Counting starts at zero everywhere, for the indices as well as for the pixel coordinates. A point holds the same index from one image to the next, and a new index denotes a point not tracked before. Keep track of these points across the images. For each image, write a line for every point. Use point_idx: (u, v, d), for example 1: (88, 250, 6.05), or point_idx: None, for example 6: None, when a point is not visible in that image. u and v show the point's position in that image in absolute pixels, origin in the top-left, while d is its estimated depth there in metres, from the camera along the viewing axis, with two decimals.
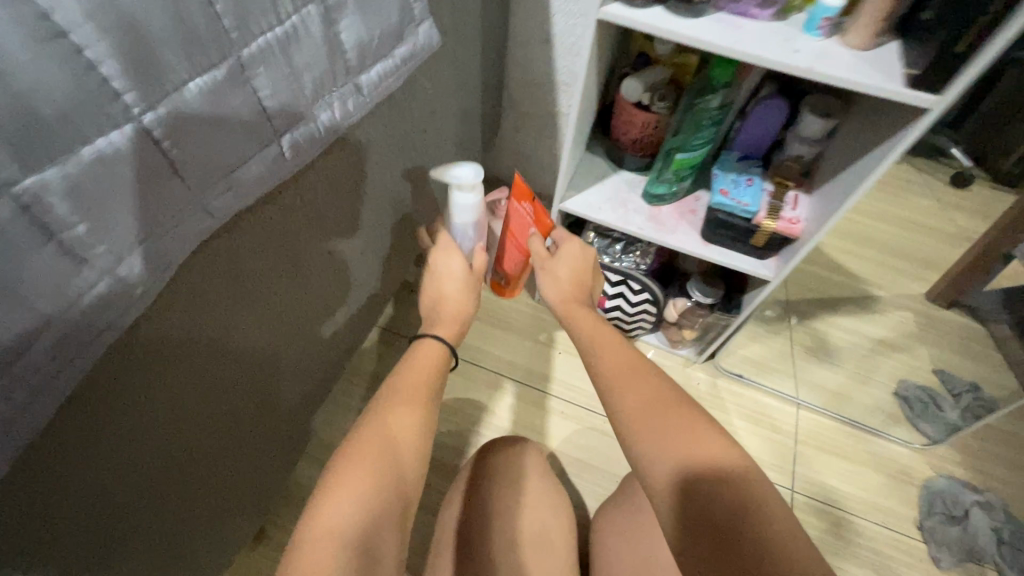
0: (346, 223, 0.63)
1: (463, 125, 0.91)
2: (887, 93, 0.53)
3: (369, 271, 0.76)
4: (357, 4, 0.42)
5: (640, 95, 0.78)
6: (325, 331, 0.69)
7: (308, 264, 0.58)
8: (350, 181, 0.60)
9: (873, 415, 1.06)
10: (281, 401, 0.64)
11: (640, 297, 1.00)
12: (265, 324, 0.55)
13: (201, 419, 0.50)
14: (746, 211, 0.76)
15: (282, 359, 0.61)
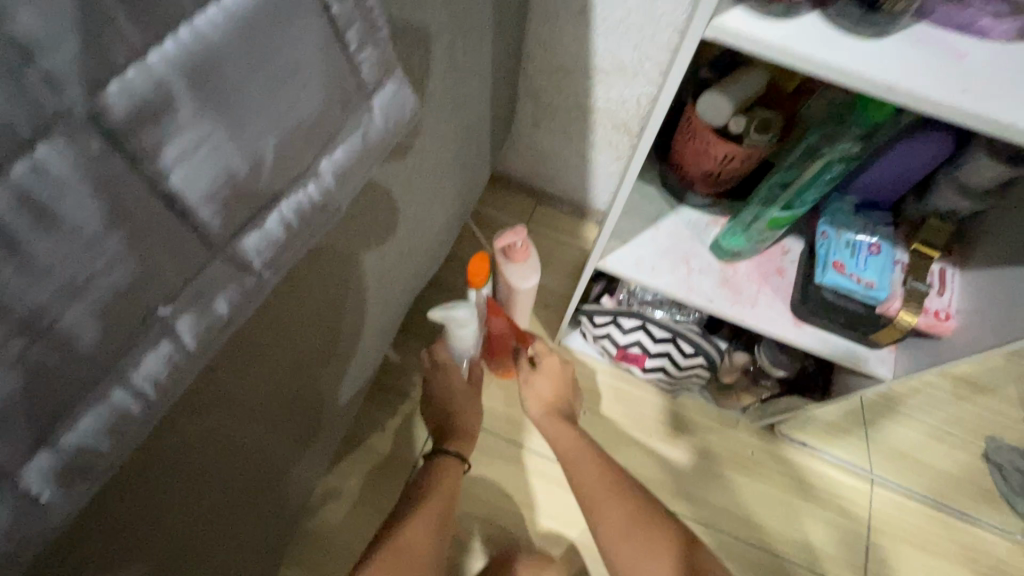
0: (331, 337, 0.48)
1: (468, 141, 0.66)
2: None
3: (360, 364, 0.60)
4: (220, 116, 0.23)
5: (726, 118, 0.53)
6: (309, 449, 0.56)
7: (281, 404, 0.44)
8: (334, 292, 0.44)
9: (960, 488, 0.89)
10: (256, 544, 0.52)
11: (691, 359, 0.78)
12: (225, 493, 0.41)
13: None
14: (872, 295, 0.53)
15: (251, 510, 0.47)
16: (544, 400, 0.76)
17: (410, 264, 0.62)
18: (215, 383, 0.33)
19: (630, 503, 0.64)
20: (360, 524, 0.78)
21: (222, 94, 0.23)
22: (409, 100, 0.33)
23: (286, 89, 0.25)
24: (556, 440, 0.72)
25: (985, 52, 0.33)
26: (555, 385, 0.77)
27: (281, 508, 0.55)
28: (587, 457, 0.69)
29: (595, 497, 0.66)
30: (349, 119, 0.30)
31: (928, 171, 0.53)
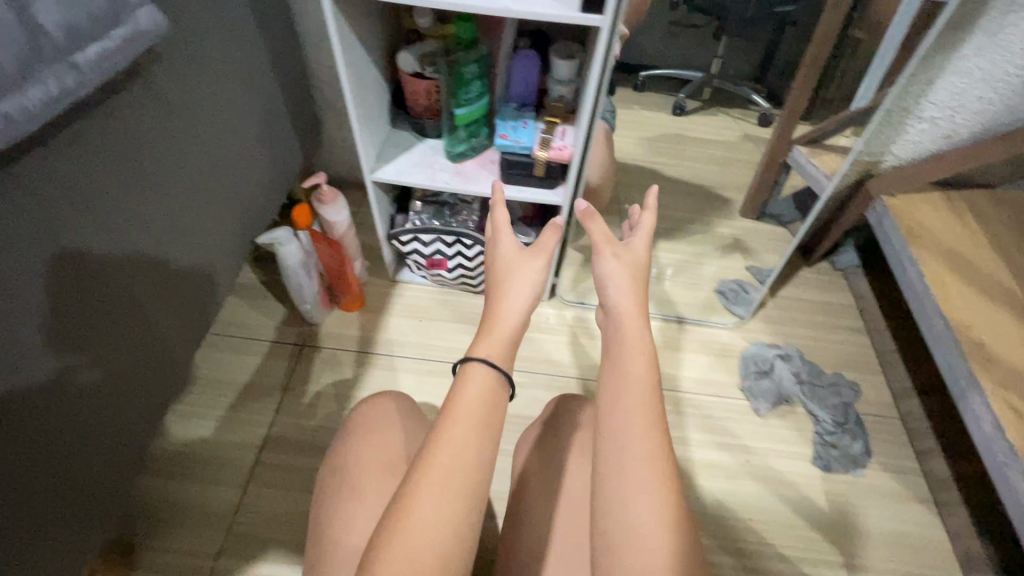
0: (171, 265, 0.77)
1: (269, 123, 0.97)
2: (566, 18, 0.65)
3: (203, 322, 0.89)
4: None
5: (415, 65, 0.88)
6: (167, 365, 0.81)
7: (153, 307, 0.75)
8: (166, 228, 0.75)
9: (696, 309, 1.25)
10: (132, 424, 0.74)
11: (474, 250, 1.09)
12: (108, 340, 0.67)
13: (51, 419, 0.59)
14: (524, 148, 0.89)
15: (127, 382, 0.71)
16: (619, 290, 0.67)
17: (235, 240, 0.93)
18: (93, 245, 0.62)
19: (655, 453, 0.54)
20: (248, 437, 0.97)
21: None
22: (158, 20, 0.55)
23: None
24: (624, 360, 0.61)
25: None
26: (637, 305, 0.66)
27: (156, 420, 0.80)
28: (646, 381, 0.59)
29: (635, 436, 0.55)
30: (122, 15, 0.51)
31: (539, 77, 0.92)
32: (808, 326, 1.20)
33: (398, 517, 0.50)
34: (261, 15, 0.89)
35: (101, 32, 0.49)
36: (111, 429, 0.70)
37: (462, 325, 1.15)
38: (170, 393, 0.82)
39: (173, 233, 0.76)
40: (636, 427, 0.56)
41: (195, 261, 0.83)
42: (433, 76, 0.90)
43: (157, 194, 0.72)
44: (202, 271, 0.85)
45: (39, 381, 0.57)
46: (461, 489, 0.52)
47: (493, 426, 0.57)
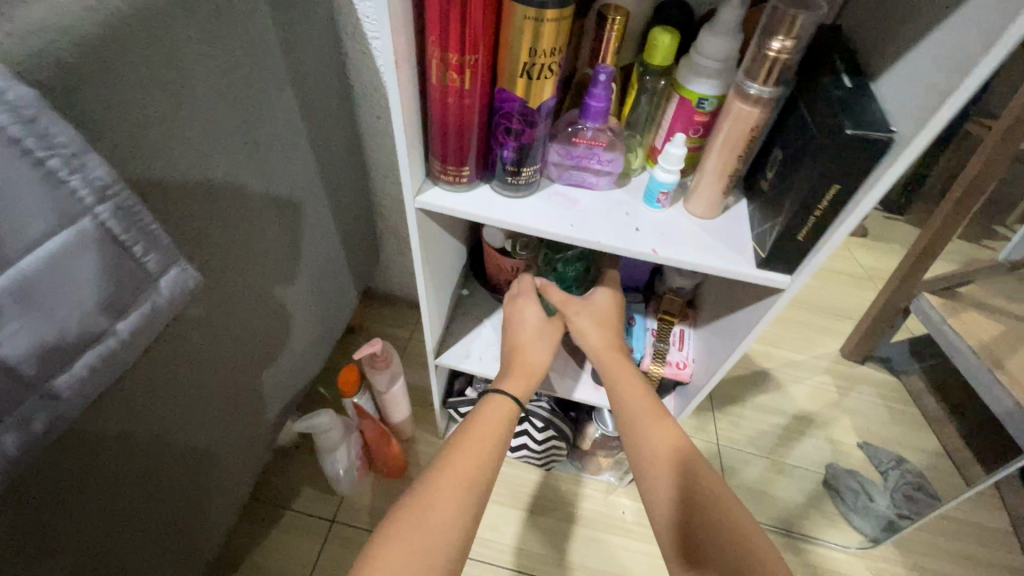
0: (263, 338, 0.67)
1: (326, 275, 0.83)
2: (735, 273, 0.47)
3: (279, 327, 0.71)
4: (25, 306, 0.31)
5: (502, 241, 0.72)
6: (240, 444, 0.69)
7: (217, 321, 0.57)
8: (256, 277, 0.62)
9: (806, 512, 1.02)
10: (191, 504, 0.61)
11: (545, 434, 0.90)
12: (186, 406, 0.55)
13: (96, 494, 0.47)
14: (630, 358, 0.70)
15: (194, 454, 0.59)
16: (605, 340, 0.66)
17: (280, 396, 0.77)
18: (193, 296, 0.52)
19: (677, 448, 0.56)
20: None
21: (27, 295, 0.31)
22: (190, 278, 0.40)
23: (86, 273, 0.33)
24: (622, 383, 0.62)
25: (594, 193, 0.52)
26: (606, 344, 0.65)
27: (213, 445, 0.62)
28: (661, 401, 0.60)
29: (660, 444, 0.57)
30: (140, 295, 0.37)
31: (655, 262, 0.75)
32: (953, 559, 0.96)
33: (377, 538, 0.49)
34: (328, 163, 0.76)
35: (102, 330, 0.35)
36: (152, 468, 0.53)
37: (517, 513, 0.95)
38: (233, 416, 0.65)
39: (245, 229, 0.58)
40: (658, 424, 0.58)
41: (265, 261, 0.64)
42: (522, 254, 0.73)
43: (256, 237, 0.60)
44: (271, 279, 0.66)
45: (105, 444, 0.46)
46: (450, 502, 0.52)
47: (498, 457, 0.58)
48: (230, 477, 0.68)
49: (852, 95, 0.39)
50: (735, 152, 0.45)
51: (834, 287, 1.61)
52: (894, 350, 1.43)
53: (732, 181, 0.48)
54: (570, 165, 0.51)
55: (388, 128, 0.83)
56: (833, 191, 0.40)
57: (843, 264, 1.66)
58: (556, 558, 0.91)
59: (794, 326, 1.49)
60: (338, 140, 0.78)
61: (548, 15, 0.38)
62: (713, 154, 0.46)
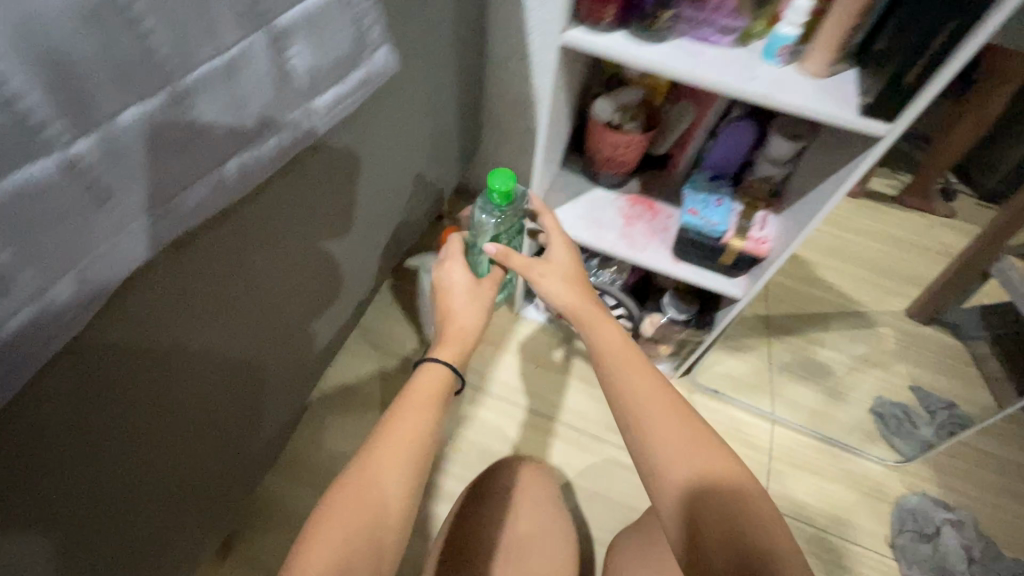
0: (306, 275, 0.67)
1: (442, 142, 0.92)
2: (838, 121, 0.54)
3: (315, 283, 0.70)
4: (308, 31, 0.41)
5: (610, 115, 0.80)
6: (283, 365, 0.71)
7: (255, 278, 0.56)
8: (300, 228, 0.61)
9: (848, 430, 1.08)
10: (236, 411, 0.65)
11: (615, 310, 1.00)
12: (226, 332, 0.56)
13: (151, 405, 0.49)
14: (714, 231, 0.77)
15: (238, 374, 0.62)
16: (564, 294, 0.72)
17: (393, 238, 0.89)
18: (229, 250, 0.51)
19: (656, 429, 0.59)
20: (349, 450, 0.94)
21: (311, 22, 0.41)
22: (391, 61, 0.50)
23: (338, 26, 0.43)
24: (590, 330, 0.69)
25: (717, 49, 0.59)
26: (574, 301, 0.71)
27: (244, 395, 0.65)
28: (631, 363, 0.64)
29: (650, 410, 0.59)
30: (361, 59, 0.47)
31: (749, 151, 0.80)
32: (987, 491, 1.01)
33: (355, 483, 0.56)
34: (461, 34, 0.84)
35: (340, 76, 0.46)
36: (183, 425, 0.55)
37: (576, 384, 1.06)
38: (263, 369, 0.66)
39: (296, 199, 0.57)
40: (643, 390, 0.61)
41: (309, 220, 0.63)
42: (627, 129, 0.80)
43: (305, 196, 0.59)
44: (319, 233, 0.66)
45: (138, 402, 0.48)
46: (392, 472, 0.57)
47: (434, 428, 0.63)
48: (259, 422, 0.71)
49: None
50: (859, 5, 0.51)
51: (909, 249, 1.59)
52: (963, 315, 1.41)
53: (848, 39, 0.54)
54: (699, 19, 0.58)
55: (512, 12, 0.90)
56: (952, 25, 0.46)
57: (922, 227, 1.63)
58: (608, 425, 1.03)
59: (862, 279, 1.49)
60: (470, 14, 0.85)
61: None
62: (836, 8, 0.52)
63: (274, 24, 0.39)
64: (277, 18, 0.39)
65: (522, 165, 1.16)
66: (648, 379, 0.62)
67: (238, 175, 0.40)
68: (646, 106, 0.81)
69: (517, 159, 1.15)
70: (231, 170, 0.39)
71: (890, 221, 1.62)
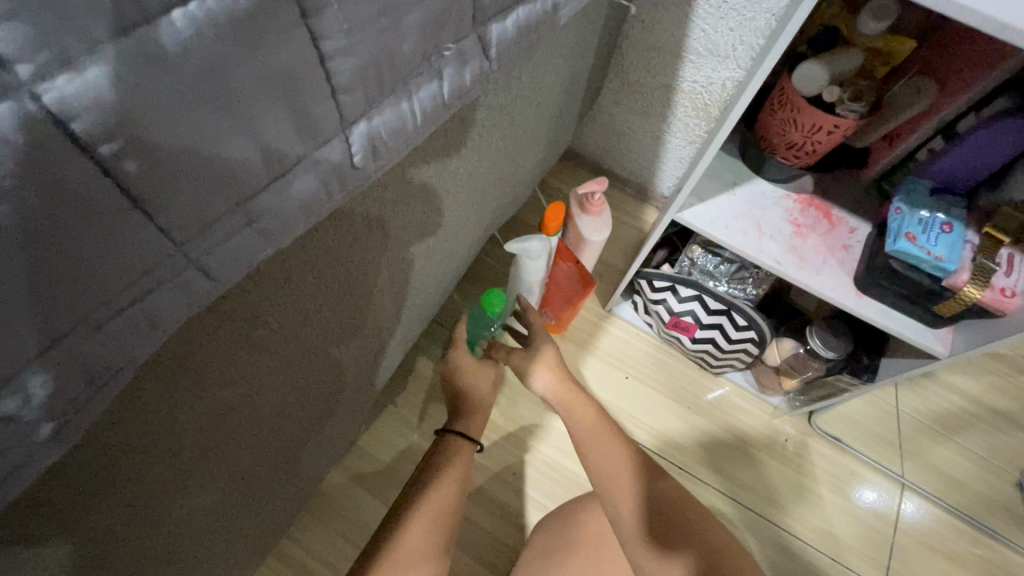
0: (403, 252, 0.52)
1: (569, 97, 0.73)
2: None
3: (414, 285, 0.60)
4: None
5: (819, 88, 0.58)
6: (374, 349, 0.59)
7: (357, 291, 0.46)
8: (407, 232, 0.50)
9: (989, 508, 0.90)
10: (325, 400, 0.54)
11: (742, 332, 0.81)
12: (318, 324, 0.43)
13: (227, 414, 0.38)
14: (939, 266, 0.56)
15: (328, 365, 0.50)
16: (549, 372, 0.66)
17: (492, 211, 0.72)
18: (337, 267, 0.41)
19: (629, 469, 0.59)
20: (408, 446, 0.82)
21: None
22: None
23: None
24: (565, 408, 0.63)
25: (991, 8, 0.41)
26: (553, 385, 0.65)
27: (326, 411, 0.56)
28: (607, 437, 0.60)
29: (616, 490, 0.57)
30: None
31: (1004, 163, 0.58)
32: None
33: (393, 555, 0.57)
34: None
35: None
36: (262, 451, 0.47)
37: (672, 406, 0.91)
38: (347, 384, 0.57)
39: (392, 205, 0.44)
40: (608, 467, 0.58)
41: (415, 227, 0.50)
42: (840, 109, 0.58)
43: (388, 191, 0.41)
44: (425, 235, 0.54)
45: (220, 437, 0.39)
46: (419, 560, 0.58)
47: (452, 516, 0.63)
48: (337, 436, 0.63)
49: None
50: None
51: None
52: None
53: None
54: None
55: None
56: None
57: None
58: (703, 461, 0.88)
59: None
60: None
61: None
62: None
63: None
64: None
65: (646, 133, 0.95)
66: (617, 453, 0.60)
67: None
68: (869, 80, 0.58)
69: (640, 124, 0.94)
70: None
71: None
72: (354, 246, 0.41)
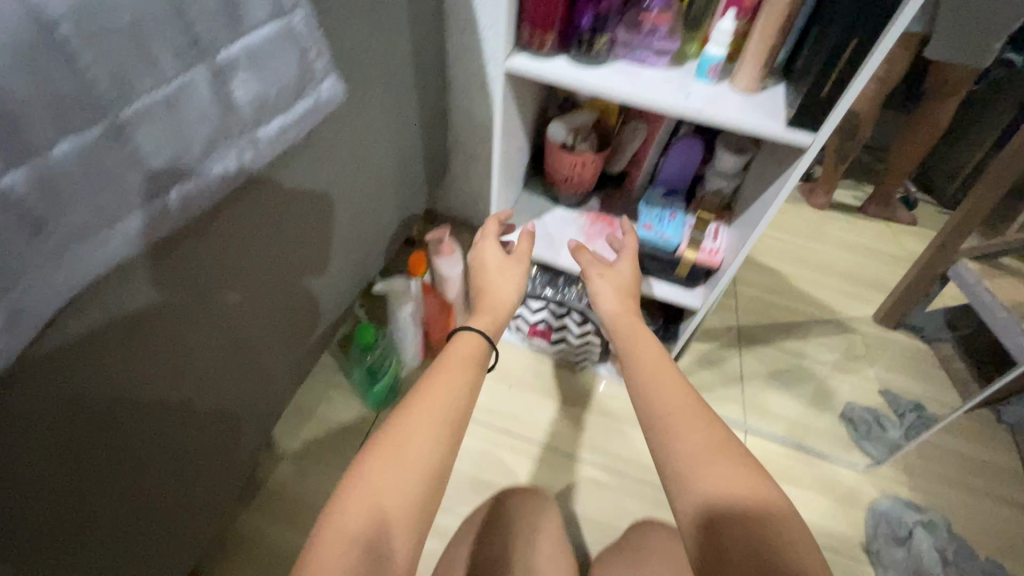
0: (296, 272, 0.68)
1: (409, 168, 0.95)
2: (769, 134, 0.57)
3: (317, 288, 0.74)
4: (251, 64, 0.43)
5: (564, 137, 0.83)
6: (278, 355, 0.71)
7: (251, 279, 0.59)
8: (292, 238, 0.64)
9: (819, 436, 1.09)
10: (222, 416, 0.63)
11: (583, 327, 1.01)
12: (204, 328, 0.55)
13: (127, 398, 0.48)
14: (669, 244, 0.80)
15: (224, 357, 0.60)
16: (617, 295, 0.72)
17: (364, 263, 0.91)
18: (228, 251, 0.54)
19: (682, 401, 0.56)
20: (321, 478, 0.93)
21: (254, 56, 0.43)
22: (337, 91, 0.53)
23: (282, 56, 0.46)
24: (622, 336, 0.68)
25: (654, 70, 0.62)
26: (617, 308, 0.71)
27: (240, 399, 0.66)
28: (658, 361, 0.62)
29: (668, 404, 0.56)
30: (308, 87, 0.49)
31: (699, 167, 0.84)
32: (957, 488, 1.03)
33: (387, 443, 0.55)
34: (421, 63, 0.87)
35: (286, 105, 0.48)
36: (181, 422, 0.56)
37: (550, 402, 1.07)
38: (258, 374, 0.68)
39: (274, 221, 0.60)
40: (662, 391, 0.58)
41: (300, 235, 0.66)
42: (581, 149, 0.83)
43: (279, 224, 0.61)
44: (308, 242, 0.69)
45: (139, 390, 0.49)
46: (415, 446, 0.55)
47: (465, 403, 0.61)
48: (255, 430, 0.72)
49: None
50: (778, 24, 0.54)
51: (873, 253, 1.65)
52: (927, 319, 1.46)
53: (774, 52, 0.56)
54: (635, 42, 0.61)
55: (471, 41, 0.93)
56: (854, 42, 0.48)
57: (886, 233, 1.69)
58: (581, 442, 1.03)
59: (828, 287, 1.53)
60: (430, 46, 0.88)
61: None
62: (759, 26, 0.55)
63: (216, 58, 0.41)
64: (218, 53, 0.41)
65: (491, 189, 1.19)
66: (669, 380, 0.59)
67: (180, 206, 0.41)
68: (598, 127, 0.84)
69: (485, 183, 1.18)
70: (173, 200, 0.41)
71: (852, 229, 1.69)
72: (242, 234, 0.55)
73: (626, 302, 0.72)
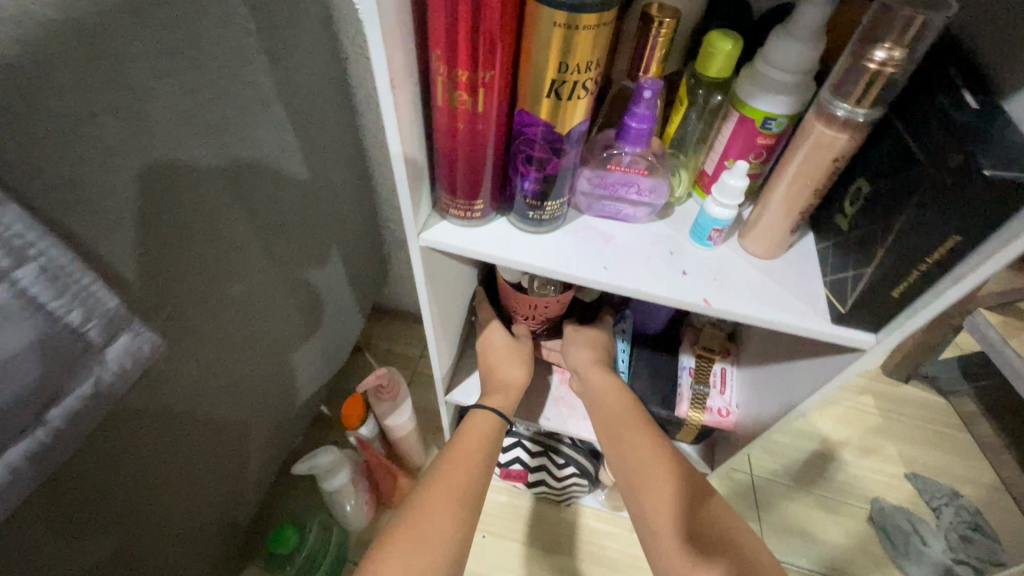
0: (290, 341, 0.65)
1: (332, 303, 0.75)
2: (806, 332, 0.39)
3: (318, 349, 0.74)
4: None
5: (518, 277, 0.63)
6: (280, 419, 0.70)
7: (256, 348, 0.59)
8: (285, 303, 0.62)
9: (851, 558, 0.95)
10: (218, 494, 0.61)
11: (565, 470, 0.83)
12: (226, 397, 0.56)
13: (139, 457, 0.47)
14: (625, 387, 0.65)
15: (230, 423, 0.58)
16: (590, 351, 0.62)
17: (283, 433, 0.71)
18: (232, 324, 0.54)
19: (660, 464, 0.52)
20: None
21: None
22: (151, 340, 0.33)
23: (10, 343, 0.26)
24: (594, 402, 0.60)
25: (629, 228, 0.44)
26: (605, 387, 0.59)
27: (237, 465, 0.63)
28: (632, 423, 0.56)
29: (644, 474, 0.51)
30: (86, 364, 0.30)
31: None
32: None
33: (400, 532, 0.50)
34: (329, 181, 0.67)
35: (30, 417, 0.28)
36: (183, 485, 0.54)
37: (534, 551, 0.89)
38: (260, 436, 0.66)
39: (252, 316, 0.56)
40: (635, 455, 0.53)
41: (281, 309, 0.61)
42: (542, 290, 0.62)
43: (253, 330, 0.57)
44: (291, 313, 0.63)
45: (144, 455, 0.47)
46: (440, 527, 0.50)
47: (484, 474, 0.57)
48: (251, 496, 0.69)
49: (978, 117, 0.29)
50: (814, 183, 0.36)
51: None
52: (942, 369, 1.25)
53: (804, 212, 0.38)
54: (601, 193, 0.43)
55: None
56: (951, 242, 0.30)
57: None
58: None
59: None
60: (339, 155, 0.69)
61: (584, 21, 0.29)
62: (783, 181, 0.37)
63: None
64: None
65: None
66: (642, 439, 0.54)
67: None
68: None
69: None
70: None
71: None
72: (237, 306, 0.53)
73: (601, 353, 0.63)
